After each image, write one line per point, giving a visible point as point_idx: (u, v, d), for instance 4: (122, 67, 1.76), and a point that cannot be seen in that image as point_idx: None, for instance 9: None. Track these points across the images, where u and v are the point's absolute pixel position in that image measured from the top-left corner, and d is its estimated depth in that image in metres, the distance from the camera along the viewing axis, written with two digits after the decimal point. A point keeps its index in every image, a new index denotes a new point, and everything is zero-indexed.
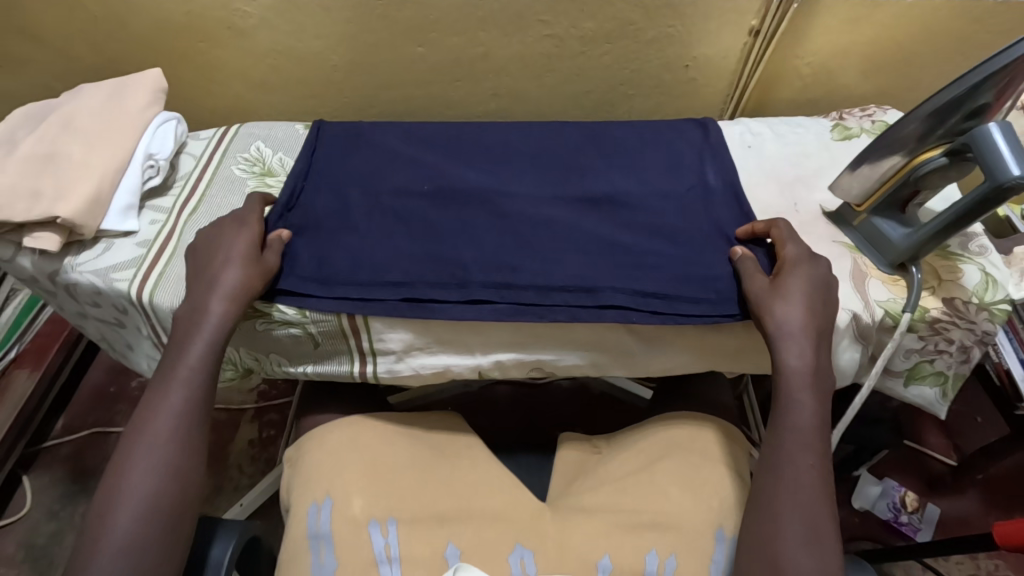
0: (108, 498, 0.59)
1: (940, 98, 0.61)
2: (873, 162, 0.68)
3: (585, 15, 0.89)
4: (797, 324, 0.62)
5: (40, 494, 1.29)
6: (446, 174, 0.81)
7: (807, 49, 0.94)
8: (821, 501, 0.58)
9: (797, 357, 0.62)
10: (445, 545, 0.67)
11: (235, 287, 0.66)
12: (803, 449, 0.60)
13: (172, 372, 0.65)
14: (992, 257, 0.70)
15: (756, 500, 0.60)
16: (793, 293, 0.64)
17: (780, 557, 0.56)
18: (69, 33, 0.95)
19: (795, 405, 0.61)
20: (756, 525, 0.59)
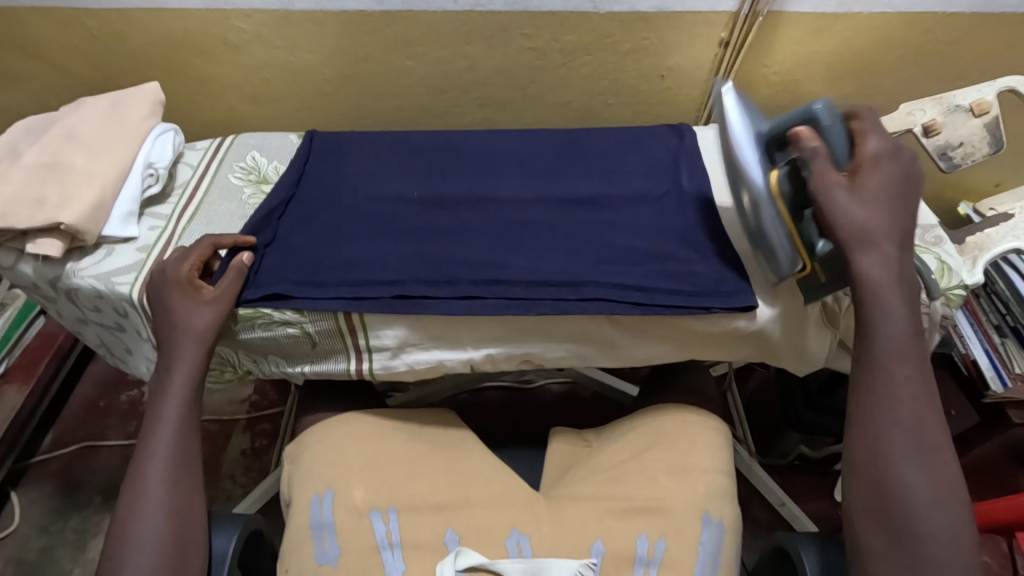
0: (117, 549, 0.59)
1: (744, 149, 0.68)
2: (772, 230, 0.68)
3: (566, 28, 0.95)
4: (892, 286, 0.63)
5: (29, 509, 1.28)
6: (436, 182, 0.85)
7: (773, 60, 1.00)
8: (940, 461, 0.60)
9: (896, 321, 0.63)
10: (444, 530, 0.70)
11: (209, 325, 0.69)
12: (912, 414, 0.61)
13: (160, 416, 0.66)
14: (946, 247, 0.75)
15: (867, 470, 0.61)
16: (870, 214, 0.64)
17: (894, 510, 0.59)
18: (68, 50, 0.98)
19: (893, 370, 0.62)
20: (875, 495, 0.60)
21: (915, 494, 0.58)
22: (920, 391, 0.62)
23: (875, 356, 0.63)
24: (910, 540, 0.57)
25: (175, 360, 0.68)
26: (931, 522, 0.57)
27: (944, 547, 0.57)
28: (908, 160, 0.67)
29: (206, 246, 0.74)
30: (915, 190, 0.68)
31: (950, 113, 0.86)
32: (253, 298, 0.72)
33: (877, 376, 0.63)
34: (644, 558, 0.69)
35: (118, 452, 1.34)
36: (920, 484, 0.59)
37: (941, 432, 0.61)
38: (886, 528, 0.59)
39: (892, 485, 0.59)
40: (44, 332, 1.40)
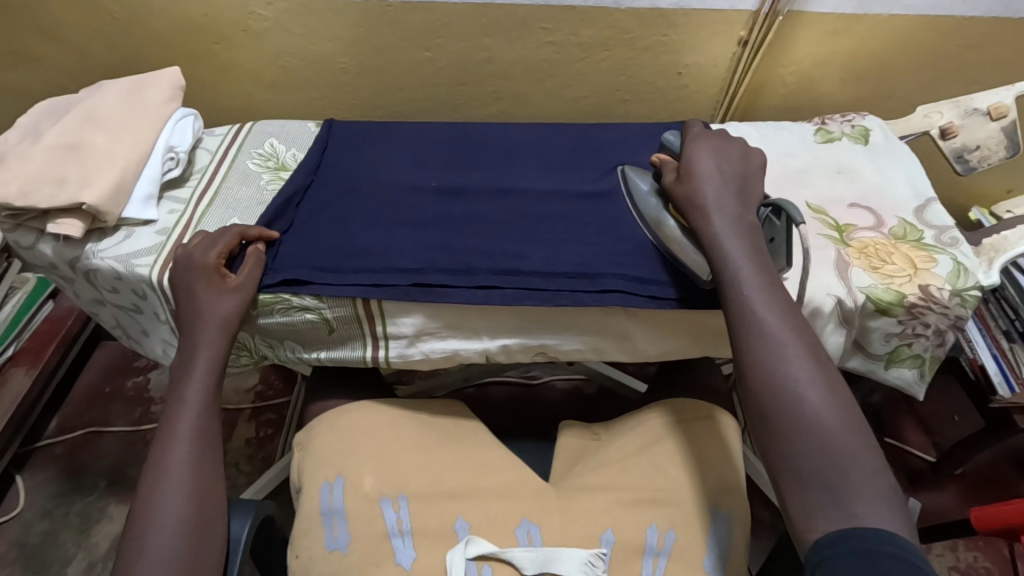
0: (137, 528, 0.59)
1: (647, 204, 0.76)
2: (679, 240, 0.71)
3: (585, 23, 0.95)
4: (732, 222, 0.67)
5: (33, 493, 1.28)
6: (453, 173, 0.85)
7: (790, 60, 1.00)
8: (822, 366, 0.59)
9: (740, 250, 0.65)
10: (453, 519, 0.71)
11: (232, 311, 0.69)
12: (786, 331, 0.60)
13: (183, 399, 0.67)
14: (962, 248, 0.75)
15: (760, 393, 0.58)
16: (696, 173, 0.70)
17: (786, 417, 0.56)
18: (89, 34, 0.99)
19: (755, 295, 0.62)
20: (775, 420, 0.57)
21: (814, 405, 0.56)
22: (783, 308, 0.62)
23: (734, 286, 0.63)
24: (815, 439, 0.55)
25: (198, 345, 0.68)
26: (831, 427, 0.55)
27: (853, 449, 0.54)
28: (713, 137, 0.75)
29: (234, 236, 0.73)
30: (737, 148, 0.74)
31: (968, 116, 0.86)
32: (273, 283, 0.72)
33: (745, 305, 0.62)
34: (654, 549, 0.70)
35: (123, 438, 1.34)
36: (814, 394, 0.56)
37: (813, 340, 0.60)
38: (794, 450, 0.55)
39: (788, 405, 0.56)
40: (53, 317, 1.39)
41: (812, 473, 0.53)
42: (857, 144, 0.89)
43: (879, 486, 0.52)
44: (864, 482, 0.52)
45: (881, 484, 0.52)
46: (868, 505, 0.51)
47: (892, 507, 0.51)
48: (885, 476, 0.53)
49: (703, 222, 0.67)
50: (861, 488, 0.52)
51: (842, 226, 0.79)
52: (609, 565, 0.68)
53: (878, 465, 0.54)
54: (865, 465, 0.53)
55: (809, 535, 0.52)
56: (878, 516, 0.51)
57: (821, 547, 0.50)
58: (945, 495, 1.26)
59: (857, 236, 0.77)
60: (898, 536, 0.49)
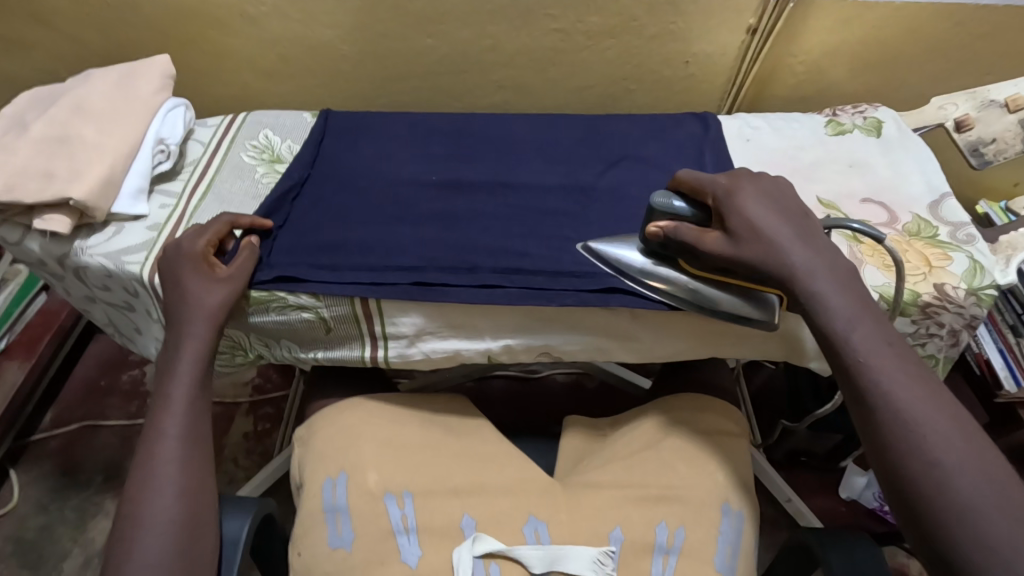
0: (125, 529, 0.58)
1: (659, 277, 0.67)
2: (728, 301, 0.66)
3: (591, 10, 0.92)
4: (834, 280, 0.60)
5: (29, 488, 1.27)
6: (456, 168, 0.83)
7: (801, 49, 0.97)
8: (980, 446, 0.52)
9: (855, 315, 0.58)
10: (461, 515, 0.69)
11: (221, 306, 0.67)
12: (931, 409, 0.53)
13: (170, 395, 0.64)
14: (978, 246, 0.73)
15: (904, 479, 0.52)
16: (770, 227, 0.62)
17: (942, 507, 0.50)
18: (76, 19, 0.95)
19: (885, 368, 0.55)
20: (945, 519, 0.49)
21: (988, 498, 0.49)
22: (919, 381, 0.55)
23: (858, 359, 0.56)
24: (982, 530, 0.48)
25: (185, 338, 0.66)
26: (1015, 523, 0.48)
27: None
28: (749, 176, 0.67)
29: (224, 225, 0.71)
30: (781, 187, 0.66)
31: (984, 108, 0.84)
32: (266, 279, 0.70)
33: (877, 382, 0.55)
34: (663, 547, 0.68)
35: (119, 433, 1.33)
36: (985, 484, 0.50)
37: (961, 415, 0.54)
38: (978, 556, 0.47)
39: (959, 501, 0.49)
40: (46, 309, 1.37)
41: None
42: (869, 137, 0.86)
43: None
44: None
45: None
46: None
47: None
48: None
49: (804, 284, 0.60)
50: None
51: None
52: (618, 563, 0.67)
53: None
54: None
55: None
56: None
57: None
58: None
59: None
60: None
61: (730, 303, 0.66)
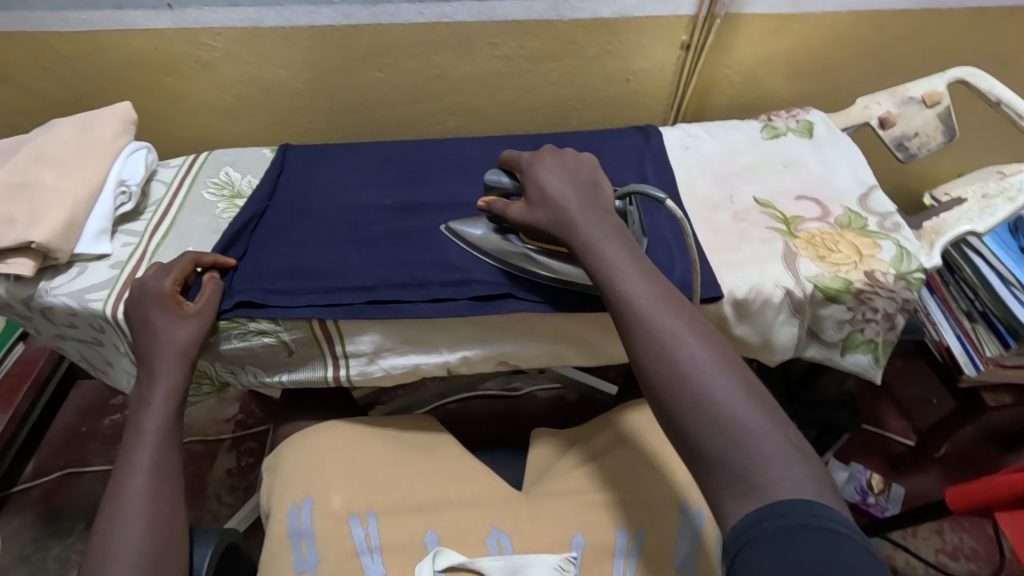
0: (93, 565, 0.58)
1: (487, 247, 0.75)
2: (544, 265, 0.71)
3: (531, 36, 0.97)
4: (602, 224, 0.64)
5: (10, 540, 1.26)
6: (409, 191, 0.86)
7: (733, 60, 1.03)
8: (716, 341, 0.54)
9: (613, 246, 0.62)
10: (423, 530, 0.70)
11: (187, 343, 0.69)
12: (673, 315, 0.56)
13: (141, 428, 0.66)
14: (904, 233, 0.77)
15: (659, 385, 0.52)
16: (548, 189, 0.68)
17: (683, 400, 0.51)
18: (39, 72, 0.99)
19: (635, 285, 0.58)
20: (680, 407, 0.51)
21: (717, 383, 0.50)
22: (665, 293, 0.58)
23: (614, 284, 0.59)
24: (712, 414, 0.49)
25: (156, 376, 0.68)
26: (738, 402, 0.49)
27: (761, 419, 0.48)
28: (552, 152, 0.73)
29: (188, 263, 0.73)
30: (579, 157, 0.72)
31: (904, 104, 0.89)
32: (228, 308, 0.72)
33: (625, 295, 0.58)
34: (623, 549, 0.69)
35: (100, 478, 1.33)
36: (715, 371, 0.51)
37: (701, 319, 0.56)
38: (707, 437, 0.48)
39: (691, 388, 0.51)
40: (24, 358, 1.39)
41: (731, 453, 0.47)
42: (802, 138, 0.91)
43: (794, 454, 0.47)
44: (781, 451, 0.47)
45: (792, 451, 0.47)
46: (784, 475, 0.45)
47: (808, 469, 0.46)
48: (798, 440, 0.48)
49: (574, 231, 0.64)
50: (778, 457, 0.46)
51: (789, 218, 0.80)
52: (580, 568, 0.67)
53: (787, 431, 0.49)
54: (767, 428, 0.48)
55: (735, 525, 0.45)
56: (796, 481, 0.45)
57: (748, 537, 0.43)
58: (927, 476, 1.27)
59: (804, 227, 0.79)
60: (818, 505, 0.44)
61: (549, 267, 0.71)
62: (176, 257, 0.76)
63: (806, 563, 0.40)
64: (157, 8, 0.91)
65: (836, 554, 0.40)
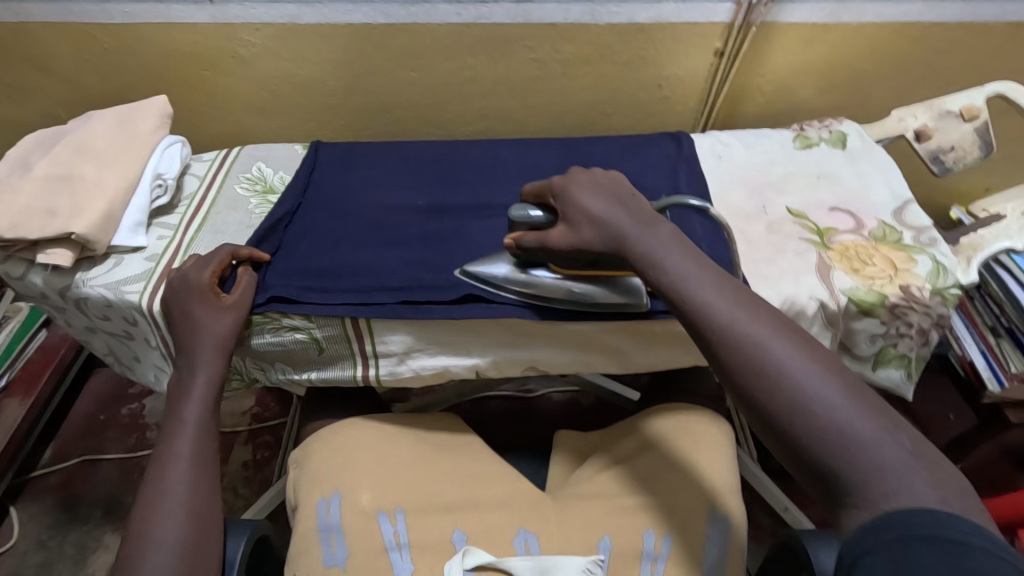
0: (130, 553, 0.58)
1: (521, 286, 0.72)
2: (594, 292, 0.71)
3: (565, 40, 0.97)
4: (658, 234, 0.63)
5: (29, 524, 1.27)
6: (441, 193, 0.86)
7: (767, 69, 1.03)
8: (804, 344, 0.53)
9: (678, 256, 0.61)
10: (452, 530, 0.70)
11: (226, 335, 0.70)
12: (749, 321, 0.54)
13: (182, 418, 0.67)
14: (940, 248, 0.76)
15: (758, 398, 0.51)
16: (590, 209, 0.67)
17: (785, 411, 0.49)
18: (76, 63, 1.00)
19: (708, 294, 0.57)
20: (782, 419, 0.49)
21: (815, 388, 0.49)
22: (740, 299, 0.57)
23: (683, 298, 0.58)
24: (818, 422, 0.48)
25: (195, 367, 0.69)
26: (841, 406, 0.48)
27: (870, 425, 0.47)
28: (584, 172, 0.72)
29: (225, 255, 0.74)
30: (609, 174, 0.72)
31: (941, 118, 0.89)
32: (263, 302, 0.72)
33: (696, 308, 0.56)
34: (651, 553, 0.69)
35: (119, 466, 1.34)
36: (808, 376, 0.50)
37: (783, 321, 0.55)
38: (820, 448, 0.47)
39: (790, 399, 0.49)
40: (47, 345, 1.39)
41: (846, 466, 0.46)
42: (835, 149, 0.90)
43: (911, 458, 0.45)
44: (896, 457, 0.45)
45: (904, 452, 0.46)
46: (902, 480, 0.44)
47: (928, 475, 0.45)
48: (912, 442, 0.47)
49: (630, 245, 0.63)
50: (895, 467, 0.45)
51: (823, 230, 0.80)
52: (607, 571, 0.68)
53: (893, 427, 0.47)
54: (873, 429, 0.47)
55: (851, 538, 0.44)
56: (917, 490, 0.44)
57: (867, 549, 0.42)
58: None
59: (838, 239, 0.78)
60: (944, 511, 0.42)
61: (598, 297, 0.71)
62: (212, 250, 0.77)
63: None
64: (198, 3, 0.92)
65: (962, 566, 0.38)
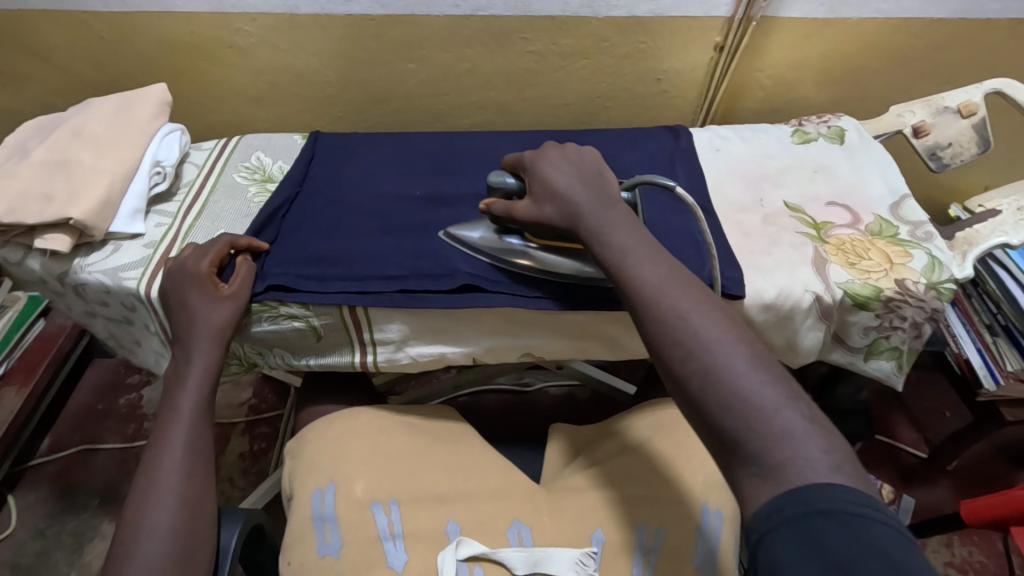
0: (125, 541, 0.58)
1: (489, 250, 0.74)
2: (554, 260, 0.72)
3: (564, 32, 0.97)
4: (610, 212, 0.65)
5: (26, 513, 1.27)
6: (439, 183, 0.87)
7: (766, 63, 1.03)
8: (728, 320, 0.54)
9: (624, 233, 0.63)
10: (446, 521, 0.71)
11: (222, 324, 0.70)
12: (680, 296, 0.56)
13: (177, 406, 0.67)
14: (936, 242, 0.77)
15: (675, 366, 0.53)
16: (554, 184, 0.68)
17: (697, 379, 0.51)
18: (75, 52, 1.00)
19: (643, 269, 0.59)
20: (694, 386, 0.51)
21: (727, 360, 0.51)
22: (674, 276, 0.59)
23: (622, 272, 0.60)
24: (723, 391, 0.50)
25: (191, 356, 0.69)
26: (747, 378, 0.50)
27: (774, 394, 0.49)
28: (556, 149, 0.74)
29: (223, 245, 0.74)
30: (582, 151, 0.73)
31: (939, 114, 0.89)
32: (260, 291, 0.73)
33: (633, 280, 0.59)
34: (642, 547, 0.68)
35: (116, 456, 1.34)
36: (724, 348, 0.52)
37: (712, 297, 0.57)
38: (722, 415, 0.49)
39: (702, 367, 0.51)
40: (44, 335, 1.39)
41: (747, 432, 0.47)
42: (833, 144, 0.91)
43: (808, 427, 0.47)
44: (794, 425, 0.47)
45: (804, 425, 0.47)
46: (796, 450, 0.46)
47: (824, 444, 0.46)
48: (813, 416, 0.48)
49: (583, 222, 0.65)
50: (791, 434, 0.47)
51: (819, 224, 0.80)
52: (600, 564, 0.67)
53: (797, 403, 0.48)
54: (776, 403, 0.48)
55: (757, 511, 0.45)
56: (811, 458, 0.45)
57: (773, 526, 0.43)
58: (938, 488, 1.27)
59: (834, 233, 0.79)
60: (830, 482, 0.44)
61: (560, 264, 0.72)
62: (210, 239, 0.77)
63: (831, 557, 0.40)
64: None
65: (856, 540, 0.40)
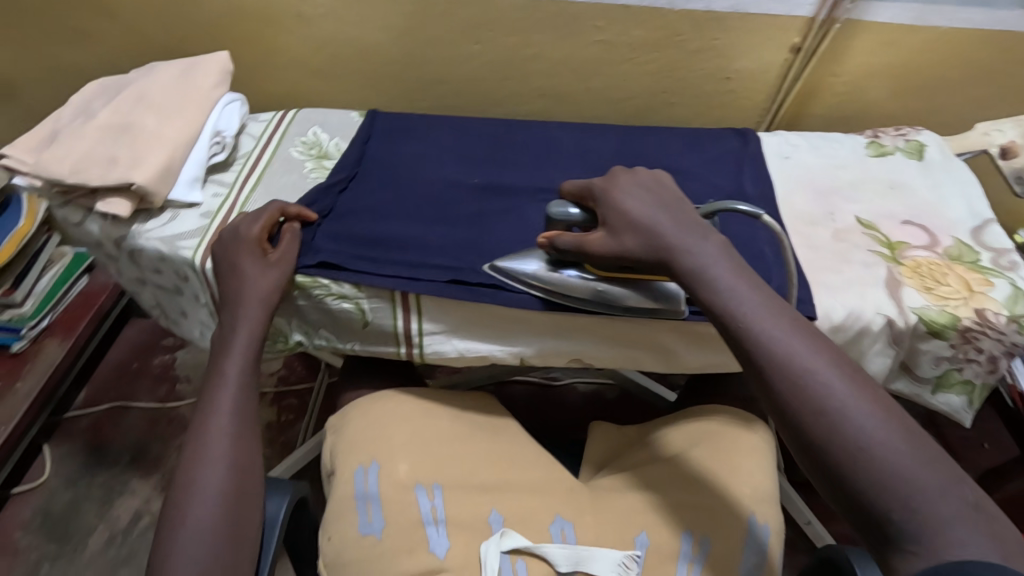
0: (176, 502, 0.58)
1: (550, 283, 0.69)
2: (622, 294, 0.68)
3: (636, 22, 0.94)
4: (708, 247, 0.60)
5: (60, 463, 1.30)
6: (496, 172, 0.85)
7: (843, 69, 0.98)
8: (862, 383, 0.51)
9: (729, 274, 0.58)
10: (490, 510, 0.70)
11: (268, 291, 0.69)
12: (808, 356, 0.52)
13: (223, 372, 0.67)
14: (1021, 273, 0.73)
15: (816, 438, 0.49)
16: (634, 215, 0.64)
17: (845, 455, 0.47)
18: (139, 11, 0.99)
19: (762, 321, 0.54)
20: (840, 463, 0.47)
21: (877, 433, 0.47)
22: (794, 328, 0.54)
23: (740, 325, 0.55)
24: (878, 469, 0.46)
25: (239, 321, 0.68)
26: (905, 455, 0.46)
27: (934, 474, 0.45)
28: (628, 175, 0.69)
29: (275, 212, 0.74)
30: (653, 176, 0.69)
31: None
32: (310, 265, 0.72)
33: (752, 336, 0.54)
34: (687, 554, 0.67)
35: (148, 415, 1.36)
36: (871, 421, 0.48)
37: (840, 354, 0.53)
38: (881, 497, 0.45)
39: (849, 442, 0.47)
40: (88, 291, 1.41)
41: (910, 516, 0.44)
42: (911, 159, 0.86)
43: (971, 511, 0.44)
44: (957, 509, 0.44)
45: (966, 506, 0.44)
46: (964, 537, 0.43)
47: (988, 530, 0.44)
48: (975, 496, 0.45)
49: (679, 259, 0.60)
50: (956, 519, 0.44)
51: (893, 243, 0.76)
52: (643, 568, 0.66)
53: (956, 481, 0.46)
54: (934, 481, 0.45)
55: None
56: (979, 547, 0.43)
57: None
58: None
59: (909, 255, 0.75)
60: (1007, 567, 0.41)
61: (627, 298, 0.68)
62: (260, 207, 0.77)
63: None
64: None
65: None
